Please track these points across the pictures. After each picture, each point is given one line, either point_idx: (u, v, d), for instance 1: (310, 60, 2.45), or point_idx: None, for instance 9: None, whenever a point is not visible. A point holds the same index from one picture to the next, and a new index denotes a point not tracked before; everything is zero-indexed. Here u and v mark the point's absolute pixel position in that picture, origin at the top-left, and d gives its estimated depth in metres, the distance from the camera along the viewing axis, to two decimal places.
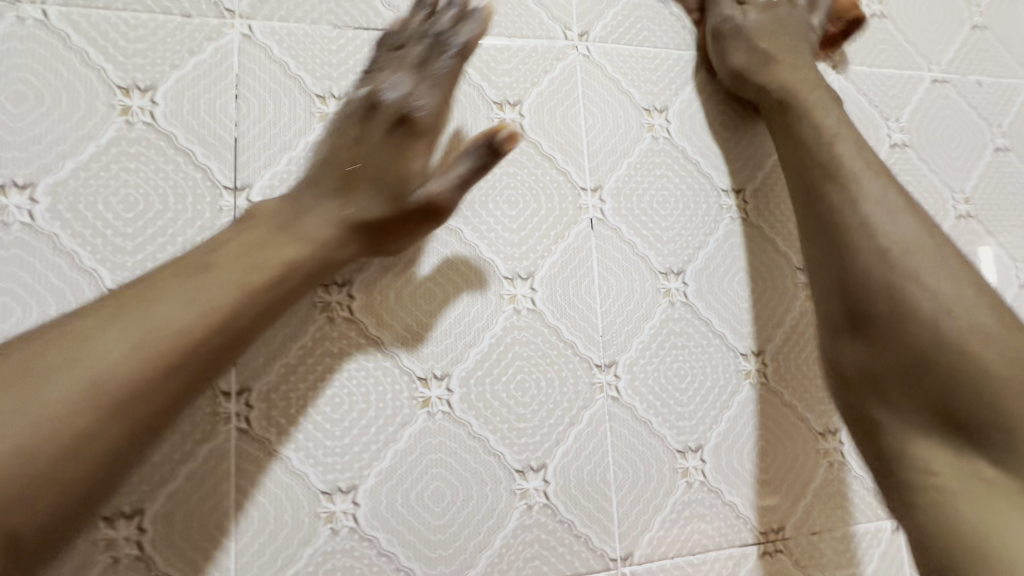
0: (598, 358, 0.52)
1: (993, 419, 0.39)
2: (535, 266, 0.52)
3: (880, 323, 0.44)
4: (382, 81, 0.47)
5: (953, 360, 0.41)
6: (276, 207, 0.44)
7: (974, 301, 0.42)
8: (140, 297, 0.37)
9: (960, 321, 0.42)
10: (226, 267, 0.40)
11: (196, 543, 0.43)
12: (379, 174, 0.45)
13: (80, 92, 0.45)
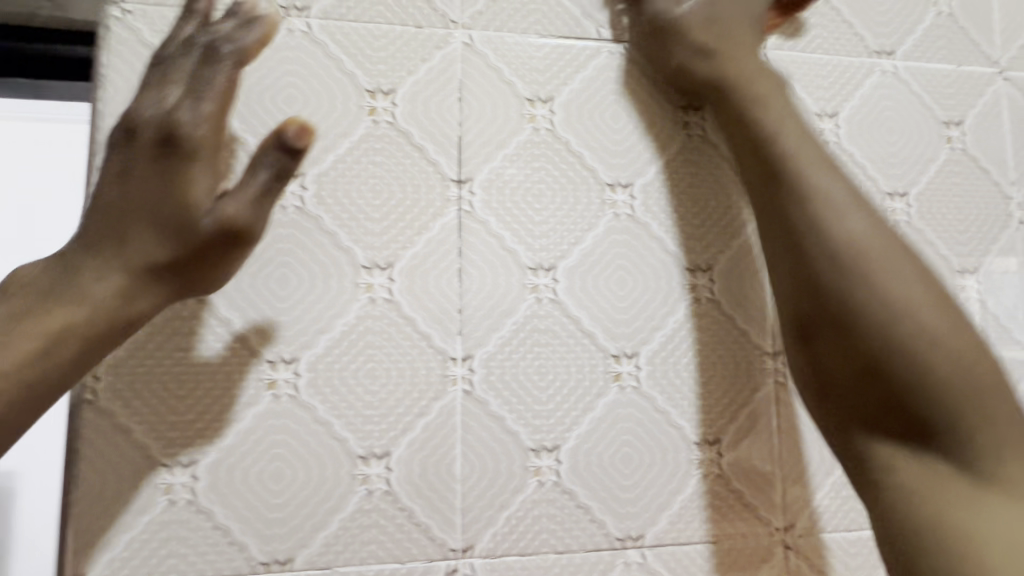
0: (768, 346, 0.56)
1: (945, 380, 0.42)
2: (714, 259, 0.56)
3: (828, 314, 0.45)
4: (145, 100, 0.44)
5: (860, 323, 0.44)
6: (55, 265, 0.43)
7: (889, 277, 0.44)
8: None
9: (867, 297, 0.44)
10: None
11: (431, 483, 0.50)
12: (149, 210, 0.43)
13: (337, 95, 0.53)
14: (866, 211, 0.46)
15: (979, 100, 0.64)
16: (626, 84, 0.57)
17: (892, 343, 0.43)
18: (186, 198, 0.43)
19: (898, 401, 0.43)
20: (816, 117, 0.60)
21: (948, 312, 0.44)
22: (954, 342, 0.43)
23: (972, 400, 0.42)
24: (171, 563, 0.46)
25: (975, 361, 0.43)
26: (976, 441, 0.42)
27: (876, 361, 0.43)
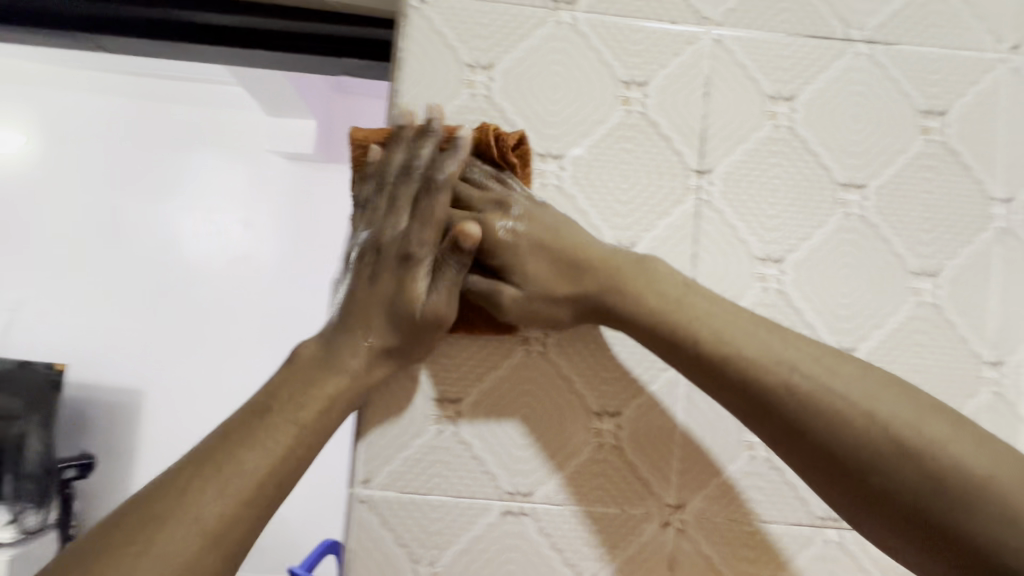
0: (988, 355, 0.57)
1: (945, 512, 0.36)
2: (942, 265, 0.57)
3: (805, 433, 0.41)
4: (386, 224, 0.52)
5: (822, 436, 0.40)
6: (311, 354, 0.50)
7: (835, 408, 0.40)
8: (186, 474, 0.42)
9: (824, 415, 0.40)
10: (252, 437, 0.44)
11: (653, 444, 0.56)
12: (382, 306, 0.50)
13: (596, 85, 0.57)
14: (780, 331, 0.44)
15: None
16: (868, 86, 0.58)
17: (866, 453, 0.39)
18: (410, 299, 0.50)
19: (919, 522, 0.37)
20: None
21: (855, 370, 0.42)
22: (798, 361, 0.43)
23: (851, 411, 0.40)
24: (435, 481, 0.55)
25: (879, 399, 0.40)
26: (835, 403, 0.40)
27: (883, 487, 0.38)
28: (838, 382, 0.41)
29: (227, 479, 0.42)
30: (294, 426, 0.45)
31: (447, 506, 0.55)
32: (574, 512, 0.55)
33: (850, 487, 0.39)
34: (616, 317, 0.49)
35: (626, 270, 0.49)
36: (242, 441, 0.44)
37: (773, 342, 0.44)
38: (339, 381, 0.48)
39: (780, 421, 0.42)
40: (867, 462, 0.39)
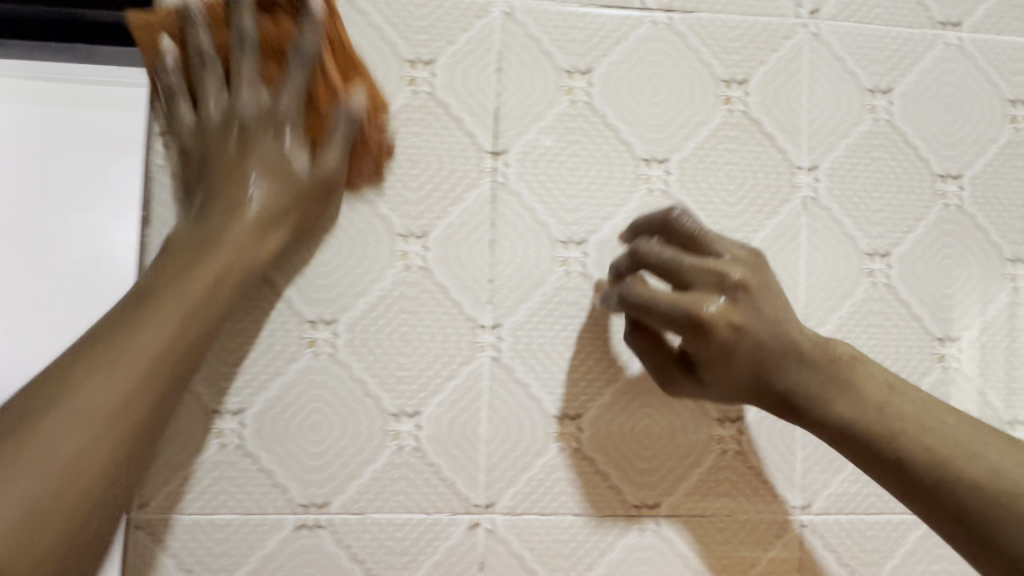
0: None
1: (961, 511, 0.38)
2: (748, 238, 0.56)
3: (862, 440, 0.43)
4: (252, 155, 0.46)
5: (867, 441, 0.42)
6: (110, 315, 0.40)
7: (897, 429, 0.42)
8: (31, 425, 0.35)
9: (906, 444, 0.41)
10: (89, 379, 0.37)
11: (457, 442, 0.53)
12: (219, 274, 0.43)
13: (378, 65, 0.53)
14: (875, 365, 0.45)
15: None
16: (667, 56, 0.56)
17: (923, 477, 0.40)
18: (256, 241, 0.45)
19: (950, 513, 0.39)
20: (868, 93, 0.57)
21: (891, 380, 0.44)
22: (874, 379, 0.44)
23: (907, 423, 0.42)
24: (221, 499, 0.51)
25: (907, 409, 0.42)
26: (860, 391, 0.43)
27: (929, 486, 0.40)
28: (881, 379, 0.44)
29: (45, 445, 0.35)
30: (134, 375, 0.38)
31: (235, 525, 0.51)
32: (375, 520, 0.52)
33: (888, 482, 0.42)
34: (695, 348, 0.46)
35: (729, 303, 0.45)
36: (18, 453, 0.35)
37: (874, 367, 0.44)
38: (141, 354, 0.39)
39: (841, 433, 0.44)
40: (921, 462, 0.40)
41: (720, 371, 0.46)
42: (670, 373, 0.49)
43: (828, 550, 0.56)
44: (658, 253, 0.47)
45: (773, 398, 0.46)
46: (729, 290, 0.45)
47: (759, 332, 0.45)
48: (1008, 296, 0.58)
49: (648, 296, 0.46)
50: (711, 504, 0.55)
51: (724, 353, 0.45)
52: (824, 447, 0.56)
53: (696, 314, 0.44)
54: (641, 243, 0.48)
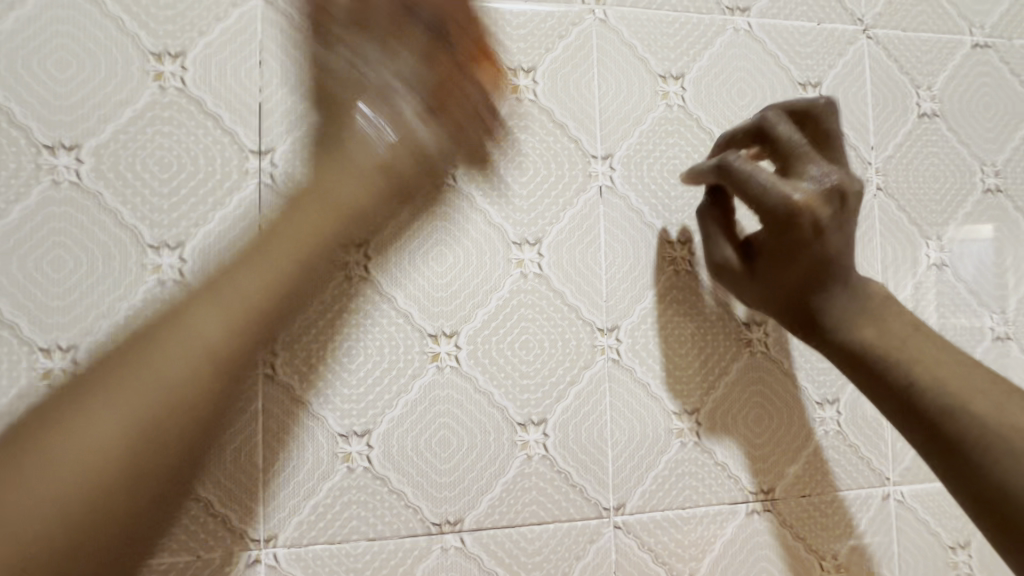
0: (601, 322, 0.54)
1: (954, 439, 0.44)
2: (544, 232, 0.54)
3: (877, 364, 0.48)
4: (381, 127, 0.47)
5: (876, 363, 0.48)
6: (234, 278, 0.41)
7: (920, 362, 0.46)
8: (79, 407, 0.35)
9: (919, 373, 0.46)
10: (122, 395, 0.35)
11: (227, 473, 0.48)
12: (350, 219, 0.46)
13: (117, 58, 0.48)
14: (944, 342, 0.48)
15: (839, 59, 0.61)
16: None
17: (952, 427, 0.44)
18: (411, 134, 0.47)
19: (948, 440, 0.44)
20: (660, 79, 0.57)
21: (930, 338, 0.48)
22: (948, 358, 0.47)
23: (986, 393, 0.44)
24: None
25: (953, 373, 0.46)
26: (891, 347, 0.47)
27: (936, 416, 0.45)
28: (948, 362, 0.46)
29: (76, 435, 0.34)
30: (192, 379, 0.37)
31: None
32: None
33: (914, 428, 0.46)
34: (755, 270, 0.52)
35: (767, 252, 0.51)
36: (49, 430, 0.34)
37: (939, 346, 0.47)
38: (212, 342, 0.38)
39: (854, 355, 0.49)
40: (953, 402, 0.44)
41: (841, 304, 0.50)
42: (725, 269, 0.53)
43: (643, 550, 0.54)
44: (755, 178, 0.49)
45: (793, 307, 0.51)
46: (830, 190, 0.49)
47: (836, 238, 0.49)
48: None
49: (755, 192, 0.49)
50: (519, 516, 0.52)
51: (782, 261, 0.50)
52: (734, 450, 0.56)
53: (796, 213, 0.48)
54: (730, 156, 0.51)
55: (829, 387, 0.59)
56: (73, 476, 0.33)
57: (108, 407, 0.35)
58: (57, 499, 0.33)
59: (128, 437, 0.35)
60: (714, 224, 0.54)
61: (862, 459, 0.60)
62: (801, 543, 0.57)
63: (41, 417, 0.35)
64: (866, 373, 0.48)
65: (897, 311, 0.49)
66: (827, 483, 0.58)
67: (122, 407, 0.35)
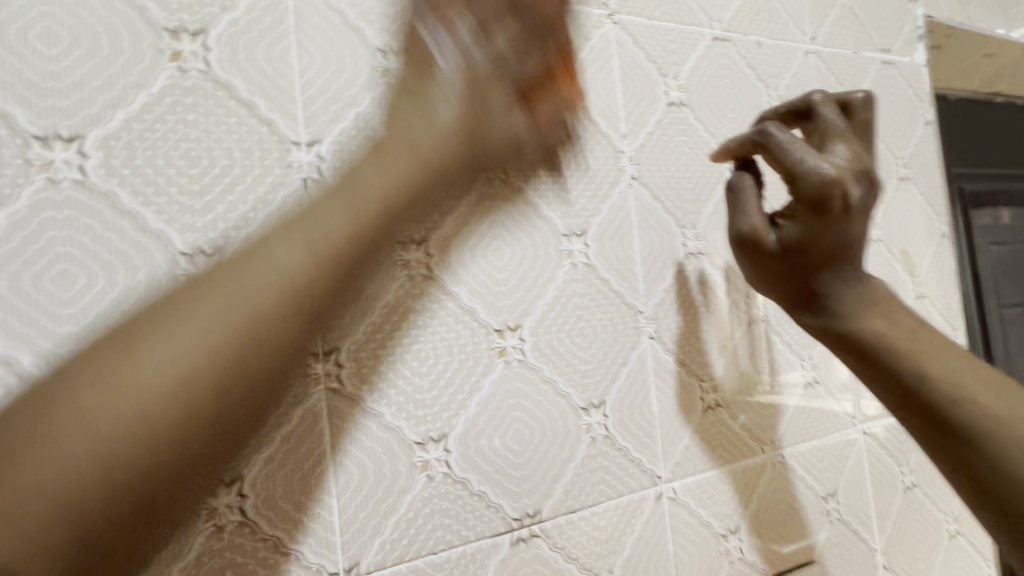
0: (314, 346, 0.44)
1: (966, 436, 0.41)
2: (227, 238, 0.42)
3: (880, 355, 0.45)
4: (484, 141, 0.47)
5: (887, 356, 0.45)
6: (202, 313, 0.36)
7: (931, 357, 0.44)
8: (151, 332, 0.34)
9: (932, 368, 0.43)
10: (207, 310, 0.36)
11: None
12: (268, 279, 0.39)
13: None
14: (945, 339, 0.46)
15: (586, 43, 0.58)
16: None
17: (961, 428, 0.42)
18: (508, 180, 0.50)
19: (958, 441, 0.42)
20: (379, 54, 0.48)
21: (934, 335, 0.46)
22: (954, 356, 0.44)
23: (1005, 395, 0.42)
24: None
25: (964, 372, 0.43)
26: (896, 341, 0.45)
27: (938, 413, 0.43)
28: (959, 362, 0.44)
29: (112, 395, 0.32)
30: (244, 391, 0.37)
31: None
32: None
33: (921, 425, 0.44)
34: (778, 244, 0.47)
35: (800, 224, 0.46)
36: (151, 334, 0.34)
37: (936, 342, 0.45)
38: (275, 333, 0.37)
39: (864, 350, 0.46)
40: (962, 397, 0.42)
41: (848, 292, 0.47)
42: (750, 240, 0.48)
43: None
44: (791, 143, 0.45)
45: (805, 296, 0.48)
46: (867, 174, 0.45)
47: (859, 223, 0.45)
48: (568, 272, 0.54)
49: (791, 157, 0.45)
50: None
51: (808, 242, 0.46)
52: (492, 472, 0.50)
53: (833, 187, 0.43)
54: (771, 123, 0.47)
55: (595, 390, 0.54)
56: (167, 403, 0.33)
57: (156, 351, 0.34)
58: (225, 344, 0.35)
59: (194, 375, 0.34)
60: (746, 192, 0.50)
61: (636, 463, 0.56)
62: (575, 565, 0.52)
63: (69, 373, 0.33)
64: (871, 363, 0.46)
65: (896, 303, 0.47)
66: (601, 492, 0.54)
67: (204, 321, 0.35)
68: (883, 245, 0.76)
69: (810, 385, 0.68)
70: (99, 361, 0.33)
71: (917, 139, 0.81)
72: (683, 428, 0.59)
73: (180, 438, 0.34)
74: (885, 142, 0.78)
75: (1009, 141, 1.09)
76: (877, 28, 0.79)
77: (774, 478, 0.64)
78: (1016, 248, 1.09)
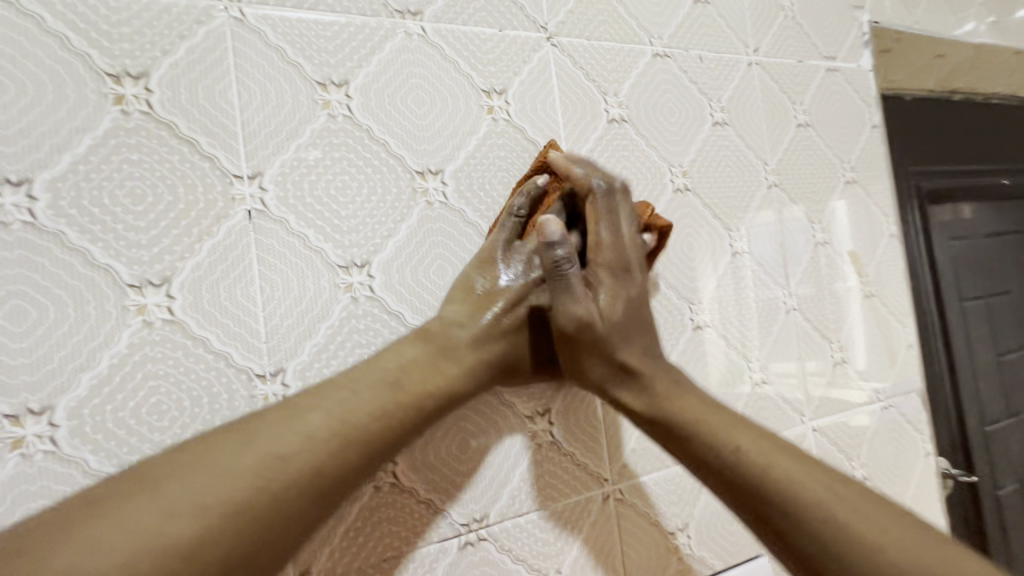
0: (260, 367, 0.47)
1: (761, 510, 0.45)
2: (173, 269, 0.45)
3: (706, 457, 0.48)
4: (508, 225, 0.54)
5: (695, 439, 0.49)
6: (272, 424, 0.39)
7: (695, 432, 0.49)
8: (279, 417, 0.40)
9: (746, 440, 0.47)
10: (310, 410, 0.41)
11: None
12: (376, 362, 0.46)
13: None
14: (742, 423, 0.49)
15: (524, 66, 0.60)
16: (19, 48, 0.42)
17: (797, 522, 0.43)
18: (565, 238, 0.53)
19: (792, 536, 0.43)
20: (319, 86, 0.51)
21: (748, 426, 0.49)
22: (769, 448, 0.47)
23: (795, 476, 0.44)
24: None
25: (778, 459, 0.46)
26: (727, 433, 0.48)
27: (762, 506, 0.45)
28: (759, 445, 0.47)
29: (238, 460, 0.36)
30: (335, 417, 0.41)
31: None
32: None
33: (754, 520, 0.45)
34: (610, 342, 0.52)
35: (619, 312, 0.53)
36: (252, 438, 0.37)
37: (743, 429, 0.48)
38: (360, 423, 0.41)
39: (671, 430, 0.50)
40: (778, 480, 0.44)
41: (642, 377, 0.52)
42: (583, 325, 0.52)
43: None
44: (608, 205, 0.53)
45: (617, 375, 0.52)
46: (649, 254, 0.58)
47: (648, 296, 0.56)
48: None
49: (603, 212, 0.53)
50: None
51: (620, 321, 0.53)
52: (439, 481, 0.52)
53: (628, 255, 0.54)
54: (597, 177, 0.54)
55: (540, 399, 0.57)
56: (317, 449, 0.39)
57: (304, 425, 0.39)
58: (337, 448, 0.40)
59: (288, 460, 0.37)
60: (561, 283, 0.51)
61: (583, 467, 0.59)
62: (523, 566, 0.55)
63: (170, 461, 0.35)
64: (691, 455, 0.49)
65: (694, 398, 0.51)
66: (548, 496, 0.57)
67: (312, 416, 0.40)
68: (831, 247, 0.79)
69: (757, 386, 0.71)
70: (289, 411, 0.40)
71: (864, 143, 0.83)
72: (631, 432, 0.62)
73: (288, 467, 0.37)
74: (831, 148, 0.80)
75: (967, 137, 1.11)
76: (821, 35, 0.81)
77: None
78: (978, 241, 1.11)
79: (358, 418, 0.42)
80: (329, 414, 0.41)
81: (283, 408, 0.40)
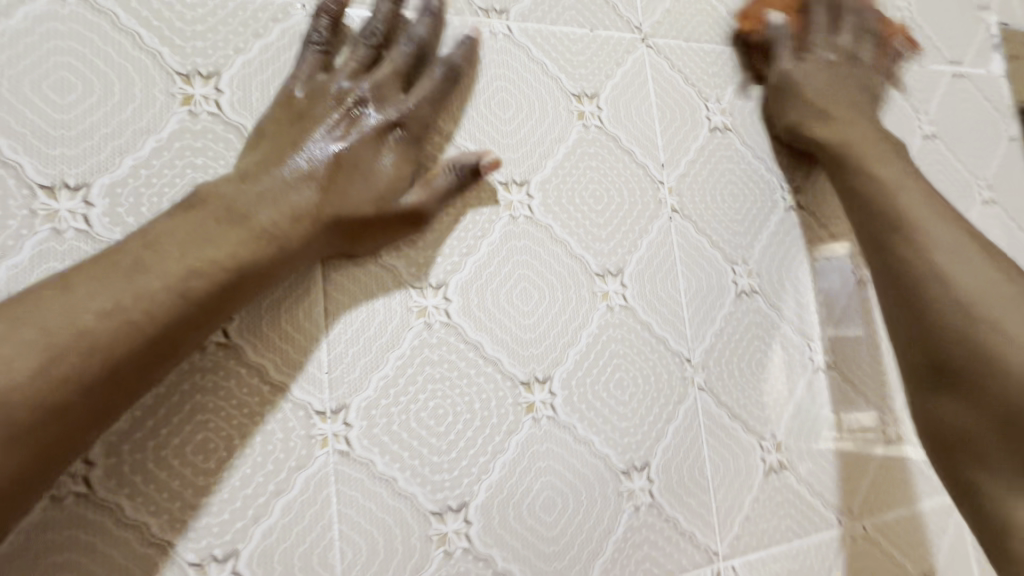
0: (321, 403, 0.40)
1: (966, 355, 0.43)
2: None
3: (947, 362, 0.44)
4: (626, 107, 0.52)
5: (938, 313, 0.45)
6: (139, 258, 0.34)
7: (966, 264, 0.46)
8: (71, 282, 0.32)
9: (967, 285, 0.45)
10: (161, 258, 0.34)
11: None
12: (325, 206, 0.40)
13: None
14: (975, 263, 0.46)
15: (618, 69, 0.54)
16: (91, 44, 0.39)
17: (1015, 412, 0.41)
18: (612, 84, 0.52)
19: (996, 407, 0.41)
20: None
21: (986, 262, 0.46)
22: (1015, 314, 0.43)
23: (1018, 349, 0.41)
24: None
25: (996, 344, 0.42)
26: (986, 335, 0.43)
27: (979, 382, 0.42)
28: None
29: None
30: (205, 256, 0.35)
31: None
32: None
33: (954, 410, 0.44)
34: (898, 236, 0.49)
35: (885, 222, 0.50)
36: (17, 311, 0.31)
37: (1012, 313, 0.43)
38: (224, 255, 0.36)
39: (909, 308, 0.47)
40: (990, 350, 0.42)
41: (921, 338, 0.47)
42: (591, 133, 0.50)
43: None
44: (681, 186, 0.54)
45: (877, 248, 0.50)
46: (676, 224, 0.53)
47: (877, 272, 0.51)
48: (602, 315, 0.49)
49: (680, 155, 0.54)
50: None
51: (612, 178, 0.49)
52: (518, 548, 0.43)
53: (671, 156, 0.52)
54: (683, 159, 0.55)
55: (637, 451, 0.48)
56: (168, 288, 0.34)
57: (88, 292, 0.32)
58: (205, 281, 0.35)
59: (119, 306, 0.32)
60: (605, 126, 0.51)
61: (688, 536, 0.48)
62: None
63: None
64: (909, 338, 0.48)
65: (965, 269, 0.46)
66: (647, 571, 0.47)
67: (95, 281, 0.33)
68: None
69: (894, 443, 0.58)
70: (84, 275, 0.33)
71: (1002, 158, 0.71)
72: (743, 494, 0.51)
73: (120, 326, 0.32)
74: (962, 163, 0.69)
75: None
76: (943, 40, 0.72)
77: (851, 552, 0.55)
78: None
79: (253, 233, 0.37)
80: (225, 241, 0.36)
81: (119, 252, 0.34)
